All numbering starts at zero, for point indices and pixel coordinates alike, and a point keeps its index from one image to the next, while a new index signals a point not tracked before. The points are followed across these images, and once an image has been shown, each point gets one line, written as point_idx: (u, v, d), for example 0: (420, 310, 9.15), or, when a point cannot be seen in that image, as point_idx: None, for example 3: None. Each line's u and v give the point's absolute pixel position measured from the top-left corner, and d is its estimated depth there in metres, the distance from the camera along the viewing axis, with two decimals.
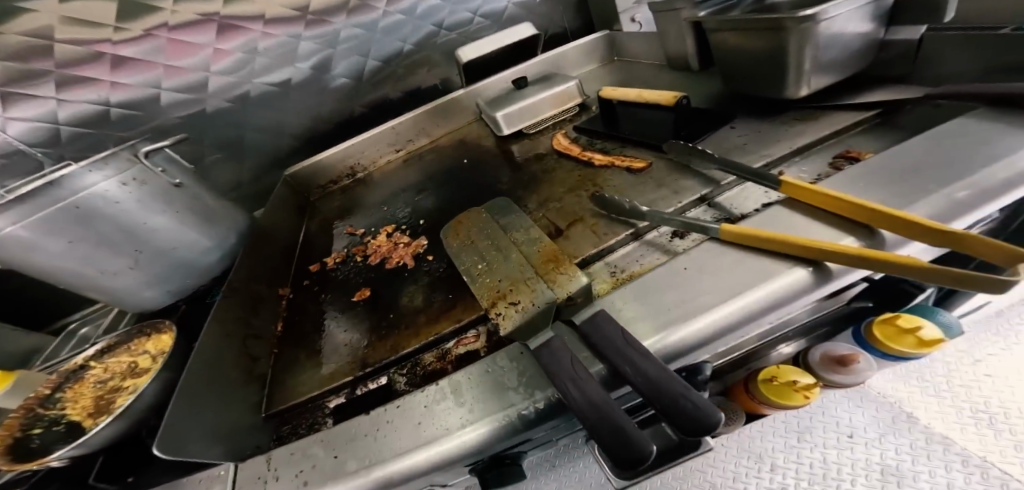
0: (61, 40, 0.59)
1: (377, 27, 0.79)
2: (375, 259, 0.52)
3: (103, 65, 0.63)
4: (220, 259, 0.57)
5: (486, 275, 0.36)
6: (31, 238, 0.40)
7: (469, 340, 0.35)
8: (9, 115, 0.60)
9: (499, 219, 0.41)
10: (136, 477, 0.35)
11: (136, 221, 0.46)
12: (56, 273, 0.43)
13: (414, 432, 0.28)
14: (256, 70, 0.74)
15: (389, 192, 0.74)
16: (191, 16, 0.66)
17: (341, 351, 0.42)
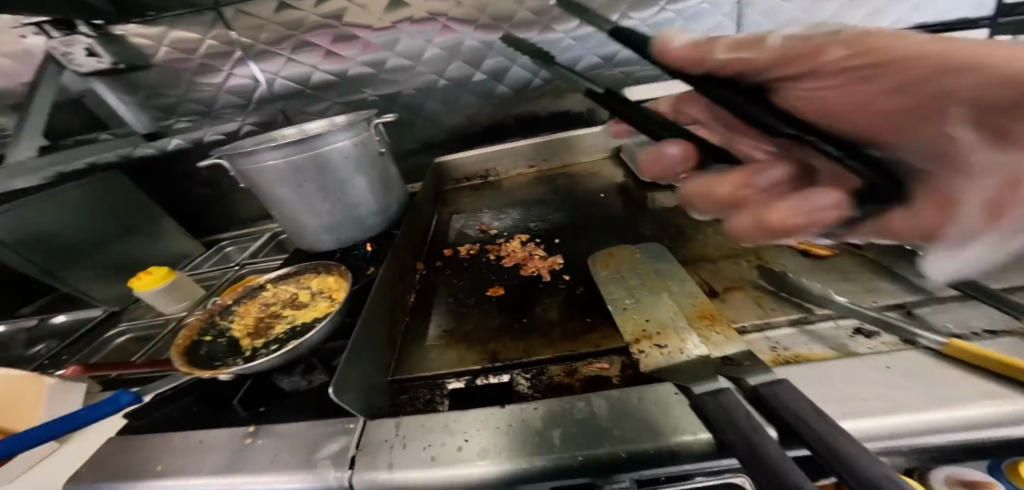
0: (345, 23, 0.82)
1: (555, 46, 0.86)
2: (509, 262, 0.57)
3: (351, 42, 0.84)
4: (381, 223, 0.67)
5: (631, 312, 0.39)
6: (284, 170, 0.54)
7: (601, 366, 0.38)
8: (288, 66, 0.86)
9: (652, 263, 0.44)
10: (266, 410, 0.42)
11: (342, 175, 0.58)
12: (286, 200, 0.57)
13: (553, 439, 0.29)
14: (446, 66, 0.87)
15: (520, 202, 0.80)
16: (423, 13, 0.82)
17: (470, 339, 0.46)
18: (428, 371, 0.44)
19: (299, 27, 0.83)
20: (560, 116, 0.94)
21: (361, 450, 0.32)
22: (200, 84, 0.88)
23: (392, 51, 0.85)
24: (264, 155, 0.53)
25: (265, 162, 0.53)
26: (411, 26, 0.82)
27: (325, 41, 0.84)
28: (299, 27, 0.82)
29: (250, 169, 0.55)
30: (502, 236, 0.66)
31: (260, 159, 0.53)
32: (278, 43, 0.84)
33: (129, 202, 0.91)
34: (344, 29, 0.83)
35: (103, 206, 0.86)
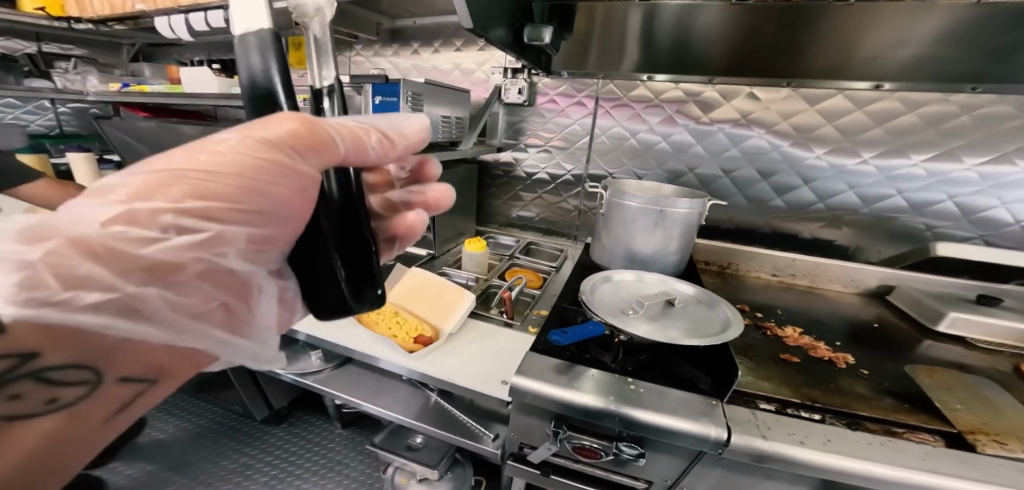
0: (678, 113, 1.26)
1: (841, 170, 1.13)
2: (792, 342, 0.77)
3: (673, 125, 1.28)
4: (672, 266, 0.99)
5: (964, 413, 0.54)
6: (637, 210, 0.94)
7: (924, 438, 0.51)
8: (624, 124, 1.36)
9: (978, 388, 0.59)
10: (632, 370, 0.68)
11: (669, 229, 0.94)
12: (626, 224, 0.97)
13: (922, 460, 0.47)
14: (737, 165, 1.23)
15: (770, 299, 1.02)
16: (743, 122, 1.19)
17: (777, 379, 0.65)
18: (746, 388, 0.63)
19: (644, 106, 1.30)
20: (821, 242, 1.21)
21: (733, 420, 0.56)
22: (557, 123, 1.45)
23: (701, 141, 1.26)
24: (634, 200, 0.94)
25: (630, 203, 0.94)
26: (731, 126, 1.21)
27: (656, 117, 1.30)
28: (644, 103, 1.30)
29: (619, 204, 0.97)
30: (770, 321, 0.88)
31: (629, 201, 0.94)
32: (622, 110, 1.34)
33: (468, 184, 1.47)
34: (675, 115, 1.27)
35: (461, 183, 1.41)
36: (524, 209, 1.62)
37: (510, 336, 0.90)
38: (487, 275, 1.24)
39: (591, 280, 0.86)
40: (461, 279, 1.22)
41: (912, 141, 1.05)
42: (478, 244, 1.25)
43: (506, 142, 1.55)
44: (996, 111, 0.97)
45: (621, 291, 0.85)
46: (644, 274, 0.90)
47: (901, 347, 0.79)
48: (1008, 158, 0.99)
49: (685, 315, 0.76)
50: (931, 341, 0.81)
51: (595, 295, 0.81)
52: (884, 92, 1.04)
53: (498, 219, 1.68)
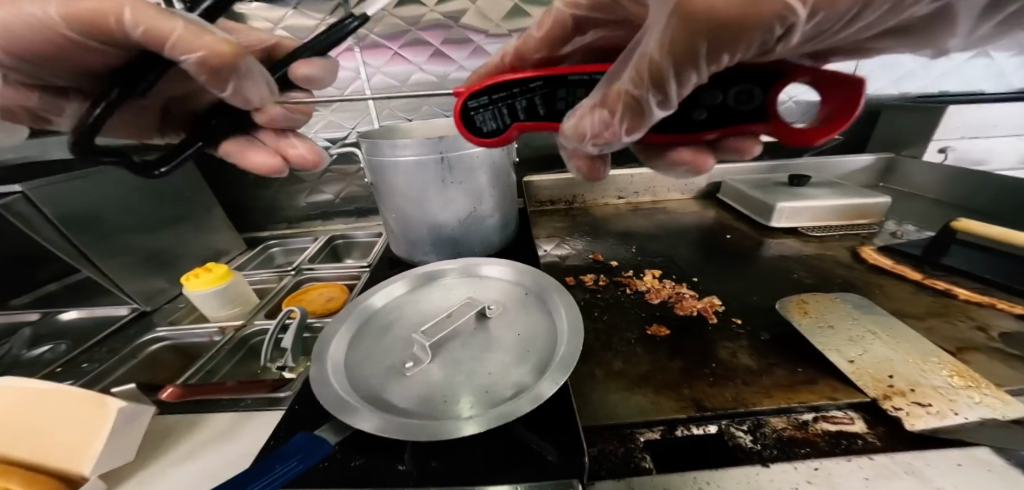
0: (462, 26, 0.89)
1: None
2: (657, 298, 0.60)
3: (462, 45, 0.91)
4: (498, 236, 0.69)
5: (867, 365, 0.39)
6: (409, 166, 0.58)
7: (842, 420, 0.36)
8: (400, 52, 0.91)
9: (862, 314, 0.47)
10: (434, 469, 0.36)
11: (466, 183, 0.61)
12: (403, 193, 0.61)
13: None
14: None
15: (620, 231, 0.85)
16: None
17: (650, 379, 0.46)
18: (619, 417, 0.42)
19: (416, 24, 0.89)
20: None
21: None
22: None
23: None
24: (405, 151, 0.56)
25: (392, 156, 0.57)
26: None
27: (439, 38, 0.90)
28: (417, 24, 0.88)
29: (383, 164, 0.59)
30: (628, 271, 0.69)
31: (398, 155, 0.57)
32: (388, 35, 0.89)
33: (174, 184, 0.85)
34: (461, 32, 0.90)
35: (150, 187, 0.79)
36: (315, 193, 1.06)
37: (259, 421, 0.47)
38: (247, 317, 0.75)
39: (339, 325, 0.51)
40: (205, 336, 0.72)
41: None
42: (225, 271, 0.74)
43: None
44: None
45: (398, 326, 0.52)
46: (430, 271, 0.60)
47: (743, 256, 0.70)
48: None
49: (503, 333, 0.48)
50: (773, 240, 0.73)
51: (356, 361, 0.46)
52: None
53: (281, 218, 1.09)
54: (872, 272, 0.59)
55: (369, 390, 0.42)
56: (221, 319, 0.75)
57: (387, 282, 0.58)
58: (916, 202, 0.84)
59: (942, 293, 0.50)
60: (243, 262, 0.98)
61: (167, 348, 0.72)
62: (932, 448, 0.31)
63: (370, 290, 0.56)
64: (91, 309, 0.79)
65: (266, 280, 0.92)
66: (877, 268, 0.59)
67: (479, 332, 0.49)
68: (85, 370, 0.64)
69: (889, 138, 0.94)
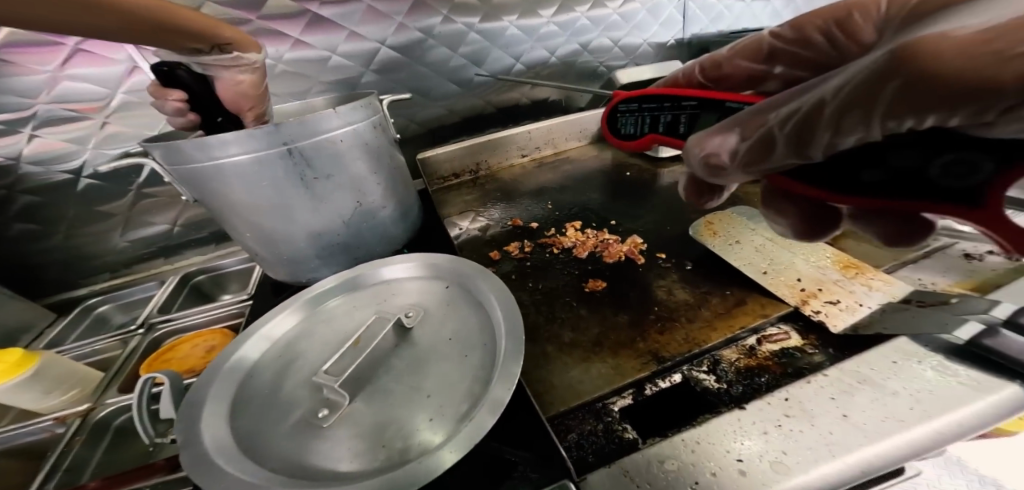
0: None
1: (535, 34, 0.88)
2: (585, 251, 0.58)
3: (295, 19, 0.70)
4: (402, 230, 0.58)
5: (781, 275, 0.45)
6: (250, 172, 0.42)
7: (780, 337, 0.39)
8: None
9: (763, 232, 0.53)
10: None
11: (335, 176, 0.47)
12: (254, 206, 0.45)
13: (890, 392, 0.28)
14: (419, 48, 0.80)
15: (532, 189, 0.80)
16: None
17: (602, 341, 0.43)
18: (588, 394, 0.38)
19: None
20: (540, 103, 0.97)
21: None
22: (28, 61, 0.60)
23: (351, 30, 0.74)
24: (228, 150, 0.40)
25: (216, 160, 0.40)
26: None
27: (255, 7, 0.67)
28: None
29: (201, 172, 0.41)
30: (551, 229, 0.65)
31: (218, 158, 0.40)
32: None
33: None
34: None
35: None
36: (138, 227, 0.78)
37: None
38: (94, 398, 0.56)
39: (216, 387, 0.38)
40: (41, 433, 0.53)
41: None
42: (20, 355, 0.50)
43: None
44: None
45: (298, 364, 0.41)
46: (328, 287, 0.49)
47: (645, 189, 0.72)
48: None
49: (433, 341, 0.41)
50: (665, 170, 0.76)
51: (243, 423, 0.34)
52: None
53: (95, 269, 0.78)
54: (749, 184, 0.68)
55: (271, 457, 0.32)
56: (53, 410, 0.54)
57: (270, 313, 0.45)
58: None
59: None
60: (55, 335, 0.71)
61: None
62: (863, 351, 0.33)
63: (250, 332, 0.43)
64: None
65: (104, 349, 0.67)
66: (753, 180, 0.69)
67: (403, 343, 0.41)
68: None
69: None
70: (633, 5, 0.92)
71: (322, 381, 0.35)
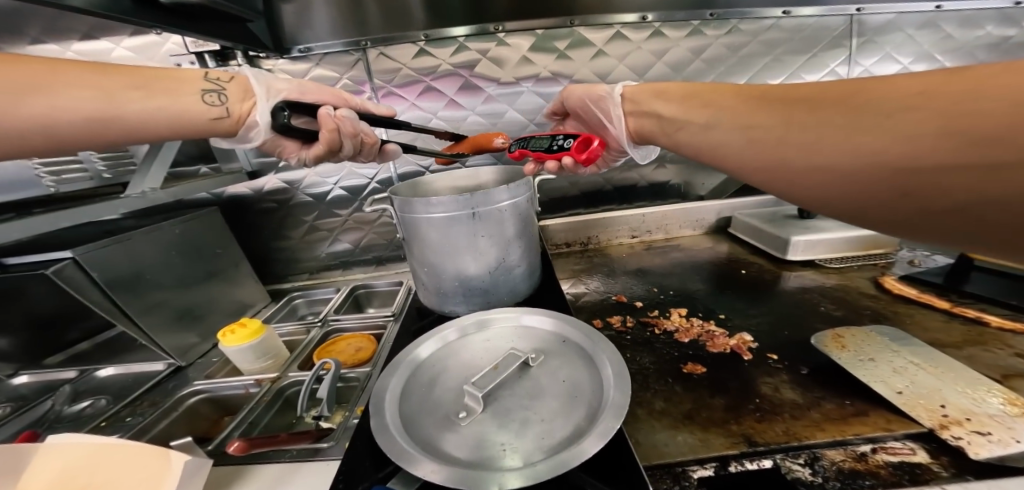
0: (473, 74, 0.97)
1: None
2: (686, 337, 0.58)
3: (476, 92, 0.98)
4: (524, 281, 0.70)
5: (914, 395, 0.38)
6: (442, 220, 0.60)
7: (902, 451, 0.35)
8: (417, 102, 0.98)
9: (898, 347, 0.45)
10: None
11: (493, 233, 0.63)
12: (436, 246, 0.63)
13: None
14: None
15: (636, 269, 0.87)
16: (547, 73, 0.98)
17: (691, 419, 0.44)
18: (671, 456, 0.40)
19: (429, 76, 0.96)
20: (658, 187, 1.07)
21: None
22: None
23: (512, 104, 1.00)
24: (437, 208, 0.60)
25: (425, 212, 0.60)
26: (536, 84, 0.99)
27: (453, 88, 0.97)
28: (432, 73, 0.96)
29: (416, 220, 0.62)
30: (654, 310, 0.68)
31: (431, 211, 0.60)
32: (406, 87, 0.97)
33: (210, 242, 0.87)
34: (473, 80, 0.97)
35: (188, 245, 0.81)
36: (335, 243, 1.09)
37: (308, 472, 0.47)
38: (281, 369, 0.70)
39: (389, 377, 0.50)
40: (241, 389, 0.68)
41: (712, 60, 0.98)
42: (257, 326, 0.70)
43: (261, 163, 0.99)
44: (740, 37, 0.97)
45: (448, 376, 0.52)
46: (474, 320, 0.60)
47: (760, 284, 0.71)
48: (760, 77, 1.00)
49: (549, 381, 0.48)
50: (790, 273, 0.72)
51: (408, 412, 0.46)
52: (651, 24, 0.95)
53: (301, 269, 1.10)
54: (898, 303, 0.57)
55: (425, 443, 0.41)
56: (254, 372, 0.70)
57: (430, 332, 0.58)
58: None
59: (974, 320, 0.49)
60: (268, 314, 0.96)
61: (205, 401, 0.68)
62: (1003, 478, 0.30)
63: (415, 342, 0.56)
64: (127, 366, 0.77)
65: (293, 332, 0.86)
66: (903, 298, 0.57)
67: (526, 383, 0.48)
68: (128, 424, 0.62)
69: None
70: None
71: (467, 390, 0.45)
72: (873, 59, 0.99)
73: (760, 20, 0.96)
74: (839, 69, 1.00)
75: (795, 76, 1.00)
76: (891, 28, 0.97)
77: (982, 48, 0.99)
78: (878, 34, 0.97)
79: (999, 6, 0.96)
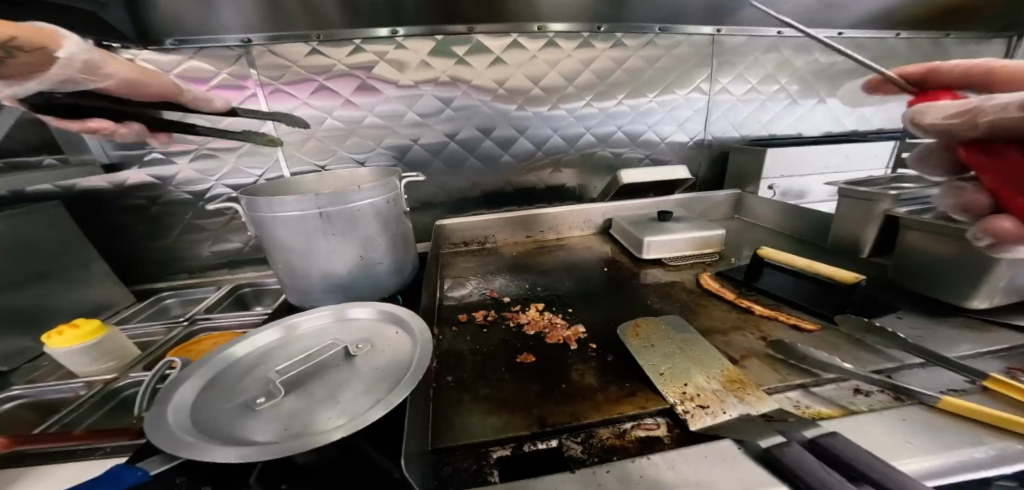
0: (370, 77, 0.96)
1: (541, 115, 1.06)
2: (532, 330, 0.63)
3: (373, 93, 0.97)
4: (392, 281, 0.72)
5: (672, 376, 0.45)
6: (292, 220, 0.60)
7: (649, 427, 0.41)
8: (310, 101, 0.95)
9: (678, 332, 0.53)
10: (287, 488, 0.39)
11: (351, 234, 0.64)
12: (291, 246, 0.63)
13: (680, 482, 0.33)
14: (458, 131, 1.04)
15: (520, 268, 0.92)
16: (447, 78, 0.99)
17: (502, 404, 0.49)
18: (473, 438, 0.44)
19: (323, 75, 0.94)
20: (555, 189, 1.15)
21: None
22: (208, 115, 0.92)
23: (411, 107, 1.00)
24: (286, 208, 0.59)
25: (275, 212, 0.60)
26: (433, 88, 1.00)
27: (348, 88, 0.96)
28: (326, 73, 0.94)
29: (267, 219, 0.61)
30: (516, 305, 0.73)
31: (280, 211, 0.60)
32: (298, 85, 0.94)
33: (43, 239, 0.79)
34: (370, 82, 0.96)
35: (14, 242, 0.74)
36: (218, 242, 1.03)
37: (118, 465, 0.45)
38: (121, 370, 0.67)
39: (202, 370, 0.49)
40: (68, 393, 0.64)
41: (600, 72, 1.05)
42: (96, 326, 0.66)
43: (121, 156, 0.91)
44: (623, 52, 1.04)
45: (263, 364, 0.52)
46: (320, 313, 0.61)
47: (618, 282, 0.78)
48: (643, 92, 1.09)
49: (363, 367, 0.49)
50: (645, 271, 0.80)
51: (206, 401, 0.45)
52: (545, 34, 1.00)
53: (183, 268, 1.03)
54: (704, 295, 0.66)
55: (206, 429, 0.41)
56: (90, 374, 0.66)
57: (264, 326, 0.57)
58: (762, 230, 1.01)
59: (745, 309, 0.58)
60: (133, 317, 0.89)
61: (24, 407, 0.63)
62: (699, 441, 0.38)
63: (244, 334, 0.55)
64: None
65: (153, 333, 0.81)
66: (708, 291, 0.66)
67: (339, 370, 0.49)
68: None
69: (744, 175, 1.13)
70: (653, 104, 1.11)
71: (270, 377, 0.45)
72: (729, 78, 1.13)
73: (641, 36, 1.04)
74: (702, 86, 1.12)
75: (669, 91, 1.10)
76: (742, 50, 1.11)
77: (811, 72, 1.18)
78: (732, 55, 1.11)
79: (827, 37, 1.15)
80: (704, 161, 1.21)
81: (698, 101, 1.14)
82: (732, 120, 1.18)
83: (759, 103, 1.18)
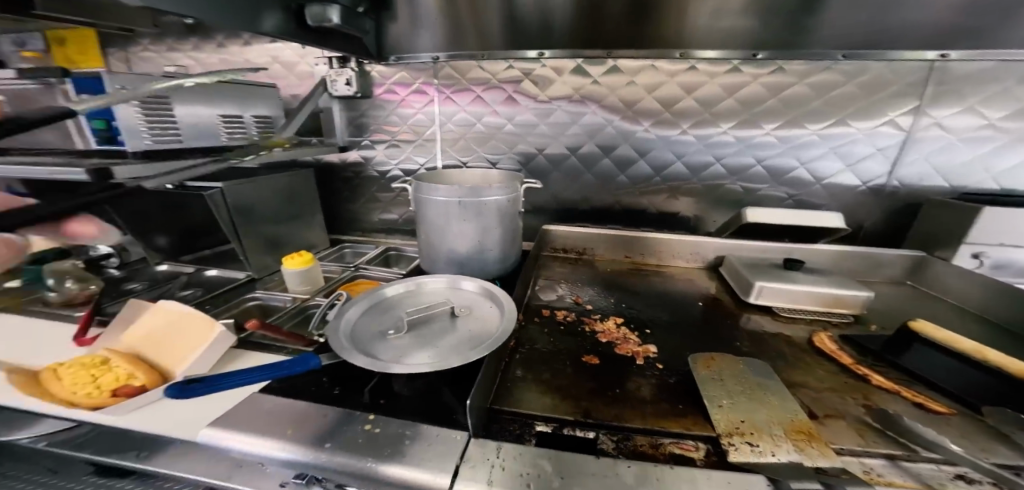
0: (516, 91, 1.12)
1: (669, 139, 1.06)
2: (605, 338, 0.66)
3: (516, 106, 1.14)
4: (496, 267, 0.84)
5: (728, 410, 0.44)
6: (436, 202, 0.78)
7: (686, 447, 0.42)
8: (468, 108, 1.18)
9: (754, 375, 0.50)
10: (385, 402, 0.52)
11: (474, 221, 0.78)
12: (431, 222, 0.80)
13: None
14: (582, 146, 1.12)
15: (611, 283, 0.94)
16: (582, 96, 1.08)
17: (556, 389, 0.54)
18: (524, 409, 0.51)
19: (482, 88, 1.14)
20: (669, 216, 1.13)
21: (467, 466, 0.41)
22: (398, 114, 1.23)
23: (545, 121, 1.13)
24: (434, 192, 0.77)
25: (427, 194, 0.78)
26: (568, 104, 1.10)
27: (497, 99, 1.14)
28: (483, 85, 1.14)
29: (420, 198, 0.80)
30: (597, 314, 0.77)
31: (430, 194, 0.78)
32: (460, 93, 1.16)
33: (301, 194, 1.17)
34: (516, 95, 1.13)
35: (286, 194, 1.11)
36: (382, 212, 1.35)
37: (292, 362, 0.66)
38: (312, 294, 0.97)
39: (361, 300, 0.69)
40: (280, 302, 0.96)
41: (750, 97, 0.98)
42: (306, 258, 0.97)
43: (350, 141, 1.29)
44: (786, 77, 0.95)
45: (394, 310, 0.69)
46: (440, 279, 0.76)
47: (711, 318, 0.73)
48: (802, 121, 0.98)
49: (461, 327, 0.61)
50: (747, 315, 0.73)
51: (359, 323, 0.64)
52: (695, 59, 0.98)
53: (356, 227, 1.39)
54: (809, 352, 0.59)
55: (357, 341, 0.58)
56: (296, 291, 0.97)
57: (402, 279, 0.75)
58: (941, 307, 0.80)
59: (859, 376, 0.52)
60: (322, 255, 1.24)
61: (257, 307, 0.96)
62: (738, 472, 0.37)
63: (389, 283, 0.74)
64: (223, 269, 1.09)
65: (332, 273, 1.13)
66: (816, 349, 0.59)
67: (445, 324, 0.62)
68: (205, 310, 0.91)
69: (929, 236, 0.90)
70: (814, 136, 0.98)
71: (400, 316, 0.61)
72: (950, 110, 0.91)
73: (816, 61, 0.93)
74: (901, 119, 0.94)
75: (844, 121, 0.96)
76: (984, 78, 0.87)
77: None
78: (967, 83, 0.89)
79: None
80: (876, 210, 1.01)
81: (890, 137, 0.95)
82: (939, 162, 0.95)
83: (994, 145, 0.91)
